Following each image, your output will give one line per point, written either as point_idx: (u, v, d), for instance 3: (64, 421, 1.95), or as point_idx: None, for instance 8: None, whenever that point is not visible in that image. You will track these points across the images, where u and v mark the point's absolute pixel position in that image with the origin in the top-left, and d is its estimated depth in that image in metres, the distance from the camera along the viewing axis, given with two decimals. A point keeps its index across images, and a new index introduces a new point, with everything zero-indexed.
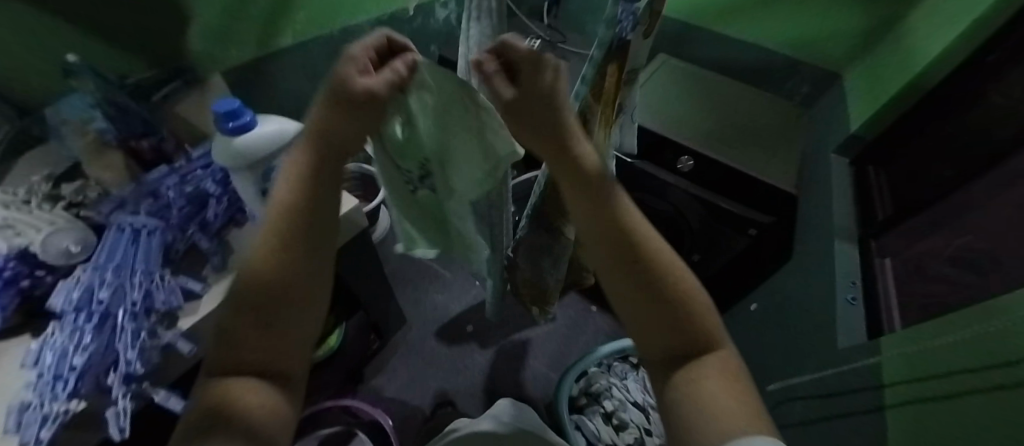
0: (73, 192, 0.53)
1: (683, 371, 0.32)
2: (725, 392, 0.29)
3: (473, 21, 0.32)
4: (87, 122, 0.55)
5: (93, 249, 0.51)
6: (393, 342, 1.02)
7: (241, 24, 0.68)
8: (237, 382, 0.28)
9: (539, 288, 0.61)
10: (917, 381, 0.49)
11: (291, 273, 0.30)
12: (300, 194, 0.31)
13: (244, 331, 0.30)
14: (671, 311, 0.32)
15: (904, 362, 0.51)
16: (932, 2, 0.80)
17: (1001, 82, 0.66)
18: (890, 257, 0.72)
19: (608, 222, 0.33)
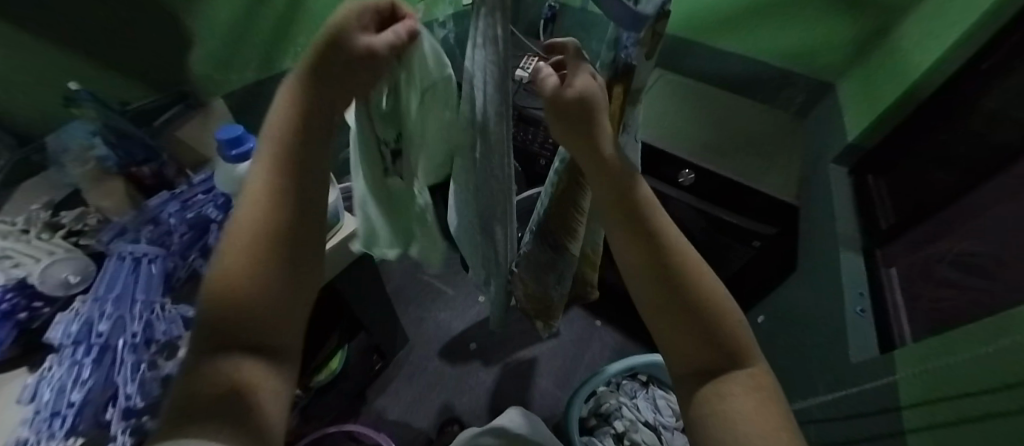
0: (71, 220, 0.53)
1: (714, 387, 0.30)
2: (757, 406, 0.29)
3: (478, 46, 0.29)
4: (88, 150, 0.55)
5: (92, 279, 0.50)
6: (397, 363, 1.00)
7: (243, 49, 0.69)
8: (233, 358, 0.26)
9: (544, 305, 0.59)
10: (939, 400, 0.47)
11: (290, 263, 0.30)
12: (281, 188, 0.31)
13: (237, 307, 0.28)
14: (704, 324, 0.31)
15: (924, 382, 0.50)
16: (924, 13, 0.81)
17: (998, 86, 0.67)
18: (896, 267, 0.72)
19: (638, 231, 0.32)
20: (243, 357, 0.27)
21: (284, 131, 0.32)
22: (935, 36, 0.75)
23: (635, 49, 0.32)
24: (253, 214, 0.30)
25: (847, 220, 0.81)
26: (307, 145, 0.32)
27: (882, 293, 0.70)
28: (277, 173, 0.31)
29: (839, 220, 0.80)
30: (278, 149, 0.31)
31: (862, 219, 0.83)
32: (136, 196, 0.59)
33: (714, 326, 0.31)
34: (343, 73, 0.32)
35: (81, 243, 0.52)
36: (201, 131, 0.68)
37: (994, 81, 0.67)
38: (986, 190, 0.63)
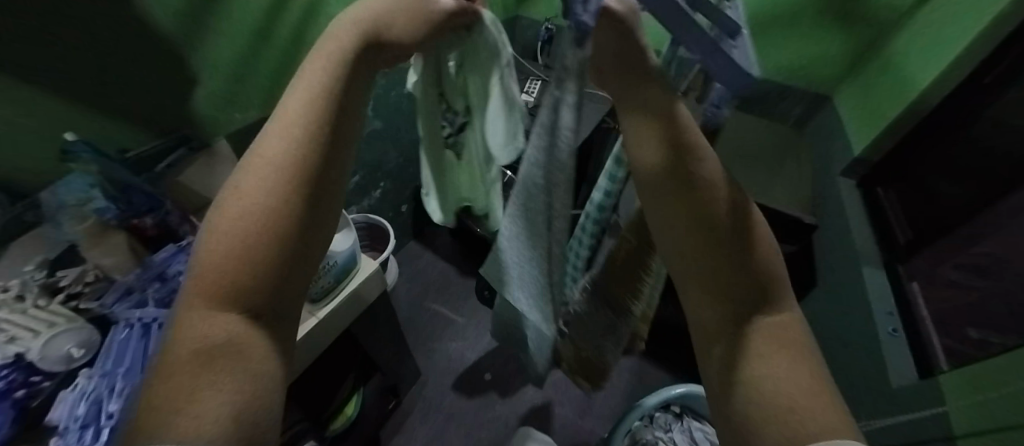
0: (72, 280, 0.49)
1: (738, 346, 0.28)
2: (777, 360, 0.26)
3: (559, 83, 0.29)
4: (86, 206, 0.50)
5: (96, 349, 0.48)
6: (410, 399, 0.97)
7: (247, 87, 0.66)
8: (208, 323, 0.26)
9: (599, 362, 0.56)
10: (1005, 429, 0.46)
11: (270, 227, 0.28)
12: (297, 142, 0.29)
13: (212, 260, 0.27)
14: (733, 280, 0.28)
15: (988, 411, 0.49)
16: (910, 30, 0.82)
17: (1003, 97, 0.67)
18: (918, 281, 0.71)
19: (670, 168, 0.29)
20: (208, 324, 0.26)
21: (310, 84, 0.31)
22: (933, 49, 0.75)
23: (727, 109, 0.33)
24: (264, 168, 0.29)
25: (863, 234, 0.80)
26: (335, 99, 0.32)
27: (911, 310, 0.68)
28: (302, 125, 0.30)
29: (855, 235, 0.80)
30: (300, 102, 0.30)
31: (878, 231, 0.80)
32: (139, 250, 0.55)
33: (741, 277, 0.28)
34: (389, 27, 0.34)
35: (81, 307, 0.49)
36: (204, 174, 0.63)
37: (998, 94, 0.67)
38: (999, 210, 0.63)
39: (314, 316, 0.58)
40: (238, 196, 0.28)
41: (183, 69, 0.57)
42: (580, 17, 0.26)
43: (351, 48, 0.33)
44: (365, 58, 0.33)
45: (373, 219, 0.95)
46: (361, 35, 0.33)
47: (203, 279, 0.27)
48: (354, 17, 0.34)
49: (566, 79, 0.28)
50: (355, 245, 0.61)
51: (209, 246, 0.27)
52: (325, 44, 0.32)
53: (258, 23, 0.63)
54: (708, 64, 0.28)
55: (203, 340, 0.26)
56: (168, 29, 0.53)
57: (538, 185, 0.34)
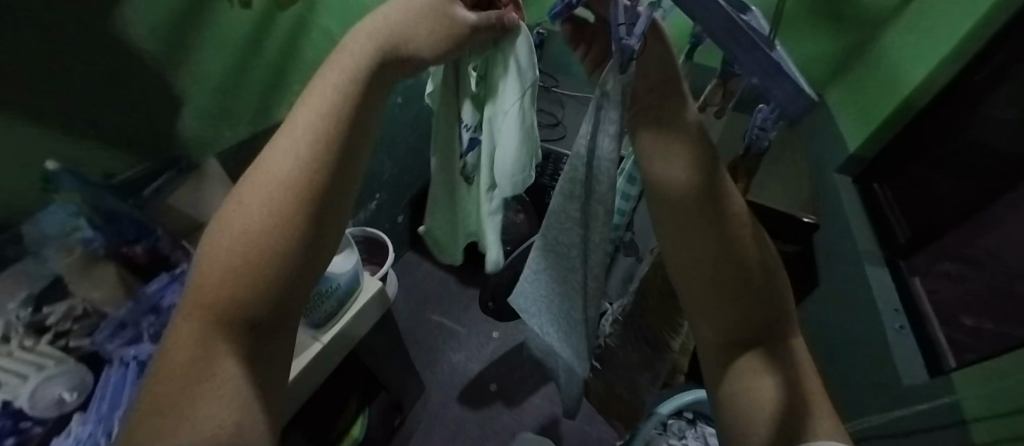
0: (59, 317, 0.47)
1: (746, 363, 0.30)
2: (780, 383, 0.29)
3: (602, 116, 0.27)
4: (70, 236, 0.48)
5: (90, 391, 0.46)
6: (415, 414, 0.95)
7: (237, 104, 0.64)
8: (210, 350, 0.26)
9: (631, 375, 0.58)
10: (1013, 411, 0.46)
11: (277, 263, 0.26)
12: (305, 168, 0.27)
13: (212, 292, 0.26)
14: (748, 306, 0.30)
15: (1003, 395, 0.49)
16: (897, 28, 0.83)
17: (992, 96, 0.67)
18: (920, 276, 0.72)
19: (691, 182, 0.28)
20: (212, 354, 0.26)
21: (320, 100, 0.29)
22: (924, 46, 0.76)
23: (774, 131, 0.34)
24: (270, 193, 0.27)
25: (864, 231, 0.80)
26: (345, 121, 0.29)
27: (917, 307, 0.69)
28: (308, 149, 0.28)
29: (855, 232, 0.80)
30: (311, 122, 0.28)
31: (875, 227, 0.81)
32: (129, 278, 0.52)
33: (753, 303, 0.30)
34: (413, 39, 0.31)
35: (70, 346, 0.47)
36: (194, 199, 0.60)
37: (989, 91, 0.68)
38: (999, 206, 0.64)
39: (316, 340, 0.56)
40: (237, 227, 0.26)
41: (170, 88, 0.54)
42: (626, 43, 0.23)
43: (363, 62, 0.30)
44: (382, 73, 0.31)
45: (371, 233, 0.93)
46: (381, 48, 0.30)
47: (199, 297, 0.26)
48: (373, 25, 0.31)
49: (608, 107, 0.26)
50: (357, 266, 0.59)
51: (207, 264, 0.26)
52: (338, 57, 0.30)
53: (247, 38, 0.60)
54: (765, 86, 0.27)
55: (204, 360, 0.25)
56: (151, 48, 0.50)
57: (575, 217, 0.33)
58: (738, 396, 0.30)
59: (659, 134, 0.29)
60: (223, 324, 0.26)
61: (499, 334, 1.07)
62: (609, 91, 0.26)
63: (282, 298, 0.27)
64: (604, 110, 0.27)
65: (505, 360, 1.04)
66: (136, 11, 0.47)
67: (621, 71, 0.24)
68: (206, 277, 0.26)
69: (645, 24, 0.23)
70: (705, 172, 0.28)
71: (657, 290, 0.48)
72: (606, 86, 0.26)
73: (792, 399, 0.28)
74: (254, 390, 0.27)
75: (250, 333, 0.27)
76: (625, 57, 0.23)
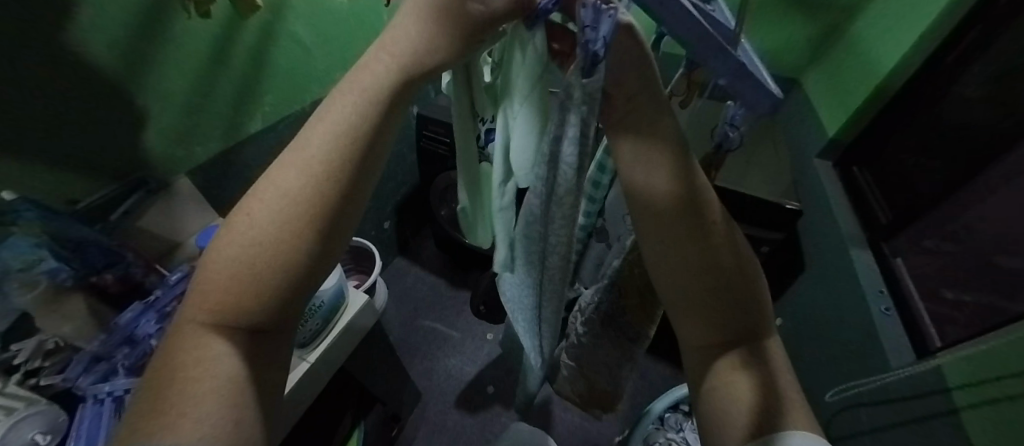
0: (28, 355, 0.45)
1: (724, 361, 0.31)
2: (755, 382, 0.30)
3: (567, 123, 0.26)
4: (33, 270, 0.45)
5: (63, 431, 0.44)
6: (413, 423, 0.95)
7: (207, 118, 0.62)
8: (198, 362, 0.25)
9: (609, 368, 0.58)
10: (1002, 377, 0.48)
11: (257, 290, 0.25)
12: (304, 204, 0.25)
13: (208, 308, 0.26)
14: (727, 308, 0.30)
15: (984, 360, 0.51)
16: (871, 11, 0.84)
17: (959, 78, 0.69)
18: (902, 257, 0.73)
19: (672, 191, 0.28)
20: (208, 367, 0.25)
21: (329, 126, 0.25)
22: (896, 30, 0.76)
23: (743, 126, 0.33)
24: (252, 227, 0.25)
25: (846, 215, 0.82)
26: (336, 157, 0.25)
27: (900, 286, 0.70)
28: (297, 187, 0.25)
29: (839, 217, 0.81)
30: (318, 149, 0.25)
31: (857, 210, 0.82)
32: (99, 306, 0.51)
33: (732, 306, 0.30)
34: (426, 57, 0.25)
35: (41, 384, 0.45)
36: (164, 218, 0.60)
37: (959, 73, 0.68)
38: (976, 185, 0.65)
39: (304, 360, 0.55)
40: (221, 256, 0.25)
41: (133, 106, 0.52)
42: (592, 45, 0.22)
43: (382, 82, 0.25)
44: (398, 99, 0.26)
45: (356, 242, 0.91)
46: (402, 70, 0.25)
47: (202, 305, 0.26)
48: (389, 39, 0.26)
49: (568, 112, 0.25)
50: (341, 281, 0.58)
51: (208, 273, 0.26)
52: (356, 77, 0.26)
53: (210, 51, 0.58)
54: (733, 87, 0.27)
55: (202, 363, 0.25)
56: (108, 66, 0.48)
57: (536, 215, 0.32)
58: (714, 393, 0.31)
59: (642, 146, 0.27)
60: (221, 334, 0.26)
61: (493, 335, 1.07)
62: (571, 97, 0.24)
63: (269, 324, 0.26)
64: (569, 114, 0.25)
65: (501, 362, 1.04)
66: (87, 28, 0.44)
67: (584, 78, 0.23)
68: (198, 296, 0.26)
69: (609, 27, 0.22)
70: (686, 184, 0.28)
71: (636, 288, 0.47)
72: (568, 86, 0.24)
73: (768, 397, 0.29)
74: (259, 399, 0.27)
75: (251, 341, 0.27)
76: (591, 61, 0.22)
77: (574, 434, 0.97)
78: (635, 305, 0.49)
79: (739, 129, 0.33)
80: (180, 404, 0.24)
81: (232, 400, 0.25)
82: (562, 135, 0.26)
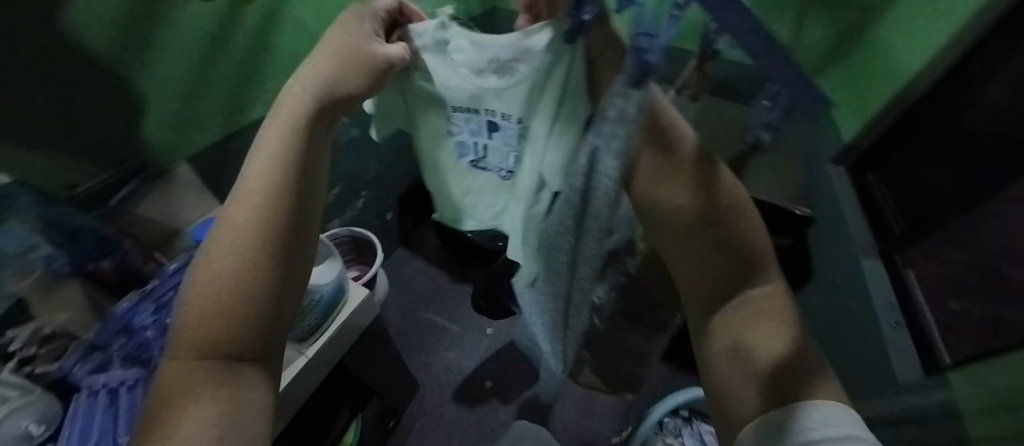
0: (23, 343, 0.43)
1: (740, 316, 0.33)
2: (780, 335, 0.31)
3: (606, 137, 0.26)
4: (30, 255, 0.44)
5: (58, 422, 0.44)
6: (411, 415, 0.95)
7: (206, 105, 0.60)
8: (177, 393, 0.28)
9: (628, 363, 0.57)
10: (1006, 409, 0.46)
11: (239, 294, 0.29)
12: (262, 202, 0.30)
13: (192, 332, 0.29)
14: (745, 281, 0.32)
15: (994, 392, 0.49)
16: None
17: (981, 87, 0.66)
18: (914, 269, 0.72)
19: (695, 204, 0.30)
20: (193, 396, 0.28)
21: (268, 149, 0.32)
22: None
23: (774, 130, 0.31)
24: (227, 240, 0.30)
25: (857, 222, 0.80)
26: (294, 163, 0.32)
27: (910, 299, 0.69)
28: (256, 194, 0.30)
29: (851, 225, 0.79)
30: (263, 161, 0.31)
31: (870, 220, 0.81)
32: (97, 295, 0.51)
33: (748, 279, 0.32)
34: (341, 83, 0.34)
35: (37, 372, 0.44)
36: (162, 206, 0.60)
37: (981, 83, 0.66)
38: (996, 201, 0.62)
39: (303, 354, 0.54)
40: (198, 278, 0.29)
41: (133, 91, 0.51)
42: (645, 53, 0.23)
43: (305, 107, 0.33)
44: (316, 123, 0.34)
45: (357, 232, 0.90)
46: (315, 97, 0.33)
47: (187, 331, 0.29)
48: (302, 80, 0.34)
49: (607, 120, 0.26)
50: (341, 275, 0.57)
51: (189, 304, 0.30)
52: (275, 116, 0.33)
53: (211, 38, 0.56)
54: (790, 96, 0.24)
55: (191, 391, 0.28)
56: (105, 51, 0.46)
57: (567, 226, 0.32)
58: (725, 354, 0.33)
59: (662, 159, 0.30)
60: (201, 357, 0.29)
61: (493, 330, 1.06)
62: (617, 108, 0.26)
63: (256, 331, 0.30)
64: (603, 124, 0.27)
65: (500, 357, 1.03)
66: (85, 10, 0.42)
67: (636, 87, 0.25)
68: (179, 327, 0.30)
69: (672, 30, 0.23)
70: (712, 188, 0.30)
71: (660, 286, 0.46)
72: (611, 100, 0.26)
73: (791, 346, 0.31)
74: (248, 417, 0.30)
75: (225, 369, 0.30)
76: (643, 69, 0.24)
77: (571, 432, 0.97)
78: (658, 307, 0.47)
79: (776, 131, 0.32)
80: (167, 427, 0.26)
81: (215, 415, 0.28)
82: (601, 150, 0.27)
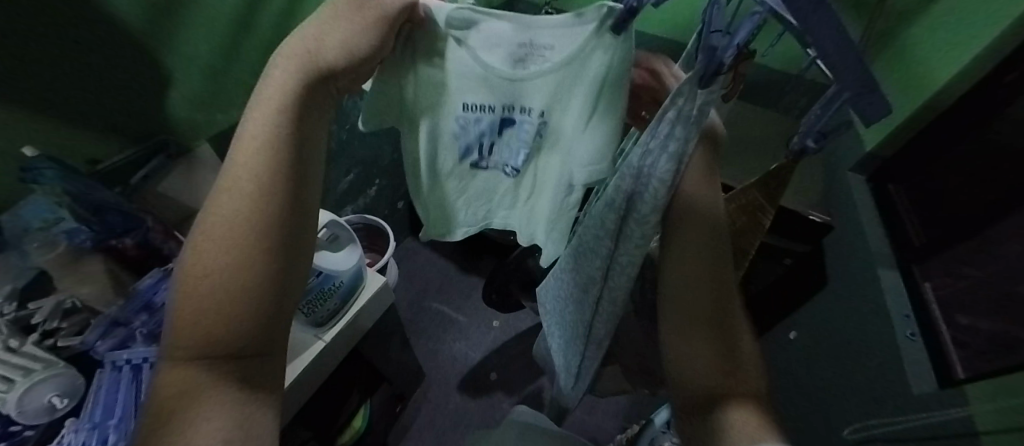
0: (46, 316, 0.45)
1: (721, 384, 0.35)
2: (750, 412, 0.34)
3: (663, 142, 0.31)
4: (53, 229, 0.45)
5: (81, 396, 0.44)
6: (415, 402, 0.96)
7: (228, 86, 0.60)
8: (176, 396, 0.27)
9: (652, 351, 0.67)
10: None
11: (229, 290, 0.27)
12: (251, 190, 0.28)
13: (187, 330, 0.27)
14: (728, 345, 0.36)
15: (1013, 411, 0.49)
16: None
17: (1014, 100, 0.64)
18: (931, 281, 0.71)
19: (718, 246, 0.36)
20: (193, 400, 0.26)
21: (255, 129, 0.29)
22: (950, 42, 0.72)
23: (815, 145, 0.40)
24: (222, 230, 0.28)
25: (875, 231, 0.79)
26: (285, 140, 0.29)
27: (928, 312, 0.68)
28: (247, 179, 0.28)
29: (869, 235, 0.78)
30: (257, 141, 0.28)
31: (888, 229, 0.79)
32: (118, 271, 0.51)
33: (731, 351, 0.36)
34: (325, 47, 0.29)
35: (59, 346, 0.45)
36: (185, 184, 0.59)
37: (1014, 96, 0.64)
38: (1009, 224, 0.62)
39: (320, 339, 0.54)
40: (194, 271, 0.28)
41: (159, 67, 0.50)
42: (722, 52, 0.24)
43: (297, 82, 0.29)
44: (312, 94, 0.30)
45: (371, 220, 0.89)
46: (306, 67, 0.29)
47: (181, 330, 0.27)
48: (291, 44, 0.29)
49: (665, 121, 0.30)
50: (359, 262, 0.56)
51: (185, 298, 0.28)
52: (264, 87, 0.29)
53: (236, 18, 0.55)
54: (853, 101, 0.24)
55: (190, 392, 0.27)
56: (135, 24, 0.45)
57: (609, 227, 0.39)
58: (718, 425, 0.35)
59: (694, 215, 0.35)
60: (203, 357, 0.27)
61: (499, 323, 1.06)
62: (682, 106, 0.28)
63: (258, 331, 0.28)
64: (660, 127, 0.31)
65: (506, 349, 1.04)
66: None
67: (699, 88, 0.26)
68: (176, 321, 0.28)
69: (747, 31, 0.23)
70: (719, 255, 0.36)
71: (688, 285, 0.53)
72: (673, 100, 0.28)
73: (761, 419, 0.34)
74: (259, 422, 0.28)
75: (230, 368, 0.28)
76: (714, 67, 0.25)
77: (573, 427, 0.98)
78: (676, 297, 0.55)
79: (824, 141, 0.34)
80: (165, 430, 0.25)
81: (215, 417, 0.26)
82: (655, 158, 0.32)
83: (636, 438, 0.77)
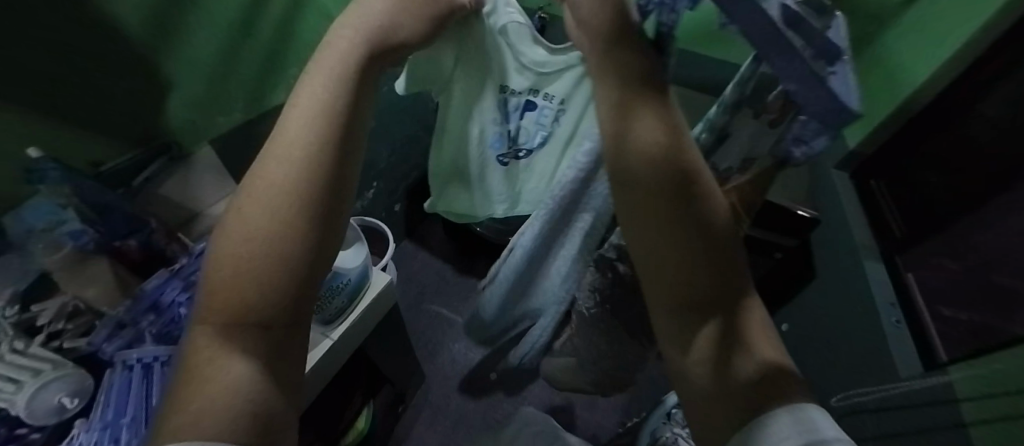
0: (50, 317, 0.45)
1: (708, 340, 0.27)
2: (710, 364, 0.26)
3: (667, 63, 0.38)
4: (56, 231, 0.45)
5: (90, 396, 0.45)
6: (416, 403, 0.97)
7: (230, 89, 0.60)
8: (207, 369, 0.26)
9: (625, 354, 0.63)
10: (993, 400, 0.50)
11: (266, 251, 0.28)
12: (302, 155, 0.30)
13: (219, 293, 0.28)
14: (706, 262, 0.26)
15: (981, 385, 0.53)
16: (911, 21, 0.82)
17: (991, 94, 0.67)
18: (915, 272, 0.74)
19: (661, 138, 0.27)
20: (222, 374, 0.26)
21: (313, 95, 0.31)
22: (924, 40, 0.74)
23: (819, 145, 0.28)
24: (268, 190, 0.29)
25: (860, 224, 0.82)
26: (343, 102, 0.32)
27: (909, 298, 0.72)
28: (300, 141, 0.30)
29: (854, 229, 0.82)
30: (310, 104, 0.31)
31: (869, 220, 0.83)
32: (123, 273, 0.51)
33: (711, 270, 0.26)
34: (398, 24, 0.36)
35: (64, 347, 0.46)
36: (184, 185, 0.59)
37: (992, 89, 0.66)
38: (1006, 199, 0.63)
39: (327, 336, 0.55)
40: (231, 237, 0.28)
41: (164, 72, 0.51)
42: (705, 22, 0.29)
43: (357, 51, 0.33)
44: (370, 64, 0.34)
45: (370, 222, 0.90)
46: (362, 34, 0.34)
47: (216, 299, 0.28)
48: (355, 16, 0.35)
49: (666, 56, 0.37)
50: (365, 261, 0.57)
51: (221, 265, 0.28)
52: (321, 58, 0.33)
53: (237, 23, 0.56)
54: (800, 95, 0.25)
55: (222, 352, 0.27)
56: (138, 30, 0.46)
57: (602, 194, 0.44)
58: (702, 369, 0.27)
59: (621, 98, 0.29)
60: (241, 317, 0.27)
61: None
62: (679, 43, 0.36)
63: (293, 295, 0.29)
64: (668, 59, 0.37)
65: None
66: None
67: None
68: (211, 289, 0.28)
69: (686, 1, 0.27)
70: (657, 145, 0.27)
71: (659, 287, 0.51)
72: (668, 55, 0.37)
73: (733, 360, 0.26)
74: (282, 399, 0.29)
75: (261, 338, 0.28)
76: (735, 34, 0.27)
77: (574, 427, 0.98)
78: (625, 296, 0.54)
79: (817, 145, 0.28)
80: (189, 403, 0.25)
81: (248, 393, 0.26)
82: None
83: (638, 430, 0.79)
